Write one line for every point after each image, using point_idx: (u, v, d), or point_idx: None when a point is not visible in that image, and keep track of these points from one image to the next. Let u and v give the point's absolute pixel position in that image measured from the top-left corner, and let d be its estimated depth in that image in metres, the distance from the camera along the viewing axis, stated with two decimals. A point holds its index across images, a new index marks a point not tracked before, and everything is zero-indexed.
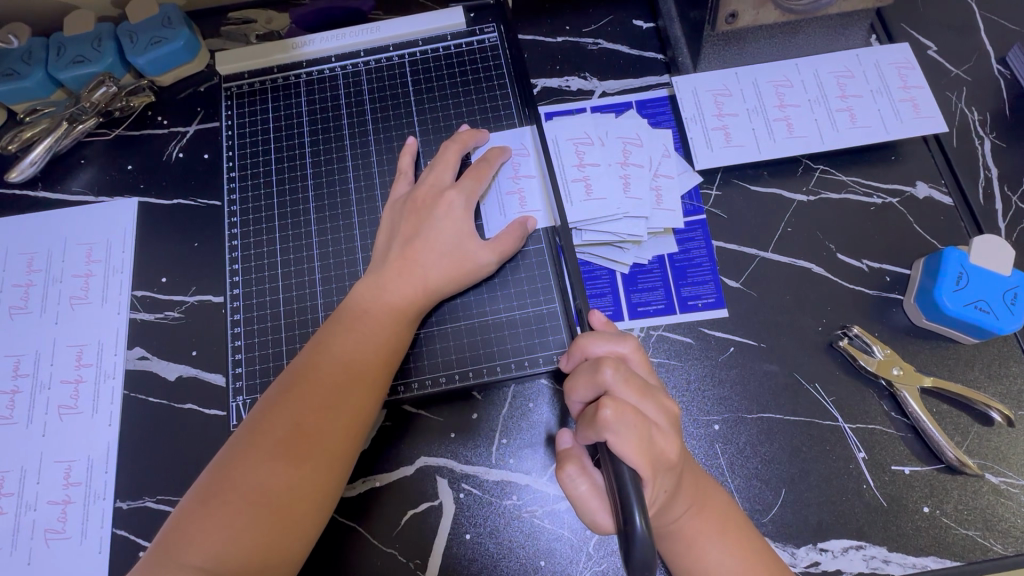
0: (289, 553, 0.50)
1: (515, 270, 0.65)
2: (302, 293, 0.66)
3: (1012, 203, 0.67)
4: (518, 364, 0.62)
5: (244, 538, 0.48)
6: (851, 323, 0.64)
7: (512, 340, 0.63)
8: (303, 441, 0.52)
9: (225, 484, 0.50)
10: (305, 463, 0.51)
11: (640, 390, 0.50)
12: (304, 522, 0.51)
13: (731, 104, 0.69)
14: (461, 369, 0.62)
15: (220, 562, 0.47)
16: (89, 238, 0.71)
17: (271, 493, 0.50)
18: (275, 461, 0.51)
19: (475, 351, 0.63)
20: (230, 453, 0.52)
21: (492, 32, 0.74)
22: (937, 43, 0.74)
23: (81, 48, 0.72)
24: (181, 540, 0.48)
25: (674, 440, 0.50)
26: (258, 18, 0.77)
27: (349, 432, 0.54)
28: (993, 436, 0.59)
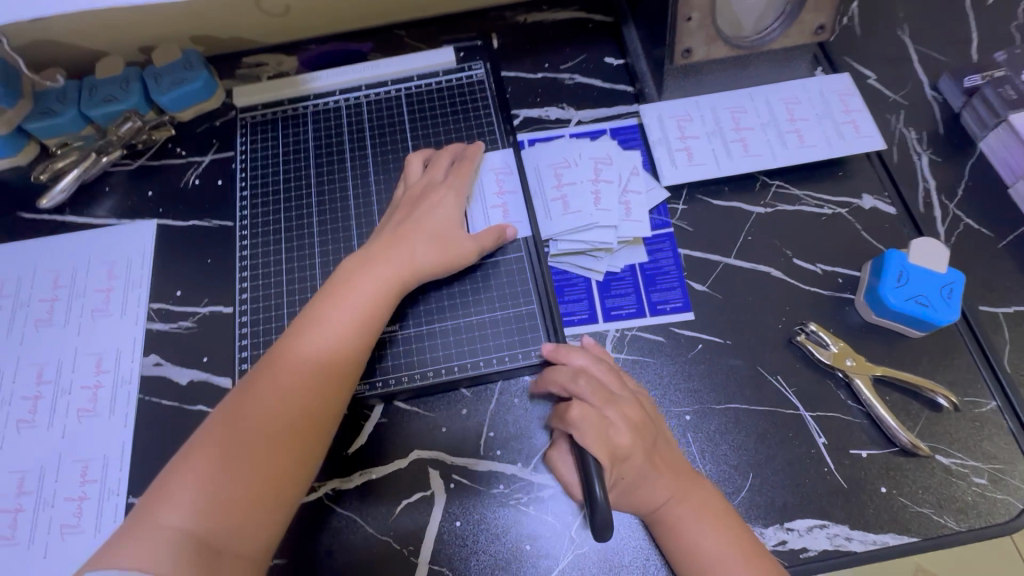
0: (274, 510, 0.52)
1: (498, 274, 0.71)
2: (304, 297, 0.72)
3: (950, 210, 0.74)
4: (500, 360, 0.68)
5: (230, 494, 0.50)
6: (808, 320, 0.69)
7: (495, 338, 0.69)
8: (289, 408, 0.54)
9: (213, 442, 0.52)
10: (290, 428, 0.54)
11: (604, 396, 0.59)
12: (290, 480, 0.53)
13: (693, 128, 0.77)
14: (445, 364, 0.68)
15: (205, 518, 0.48)
16: (111, 257, 0.77)
17: (256, 456, 0.52)
18: (266, 419, 0.53)
19: (460, 348, 0.68)
20: (220, 414, 0.54)
21: (479, 69, 0.83)
22: (875, 73, 0.83)
23: (111, 89, 0.81)
24: (160, 500, 0.49)
25: (630, 436, 0.57)
26: (269, 61, 0.89)
27: (335, 397, 0.57)
28: (943, 421, 0.64)
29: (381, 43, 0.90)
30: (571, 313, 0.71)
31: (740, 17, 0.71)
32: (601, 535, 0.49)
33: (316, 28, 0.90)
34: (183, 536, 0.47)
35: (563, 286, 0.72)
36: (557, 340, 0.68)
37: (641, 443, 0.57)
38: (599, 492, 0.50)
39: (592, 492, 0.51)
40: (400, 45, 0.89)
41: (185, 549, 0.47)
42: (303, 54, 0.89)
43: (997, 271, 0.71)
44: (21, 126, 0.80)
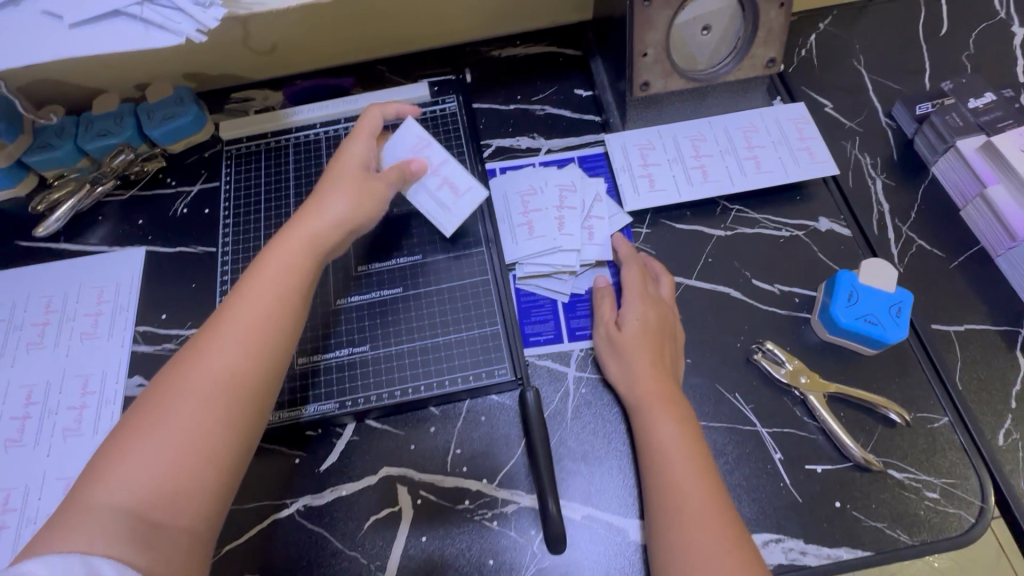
0: (219, 470, 0.50)
1: (463, 296, 0.75)
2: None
3: (904, 232, 0.77)
4: (464, 379, 0.70)
5: (168, 463, 0.47)
6: (765, 339, 0.72)
7: (459, 358, 0.71)
8: (223, 370, 0.52)
9: (146, 414, 0.49)
10: (226, 387, 0.51)
11: (640, 330, 0.67)
12: (233, 439, 0.51)
13: (654, 155, 0.81)
14: (410, 383, 0.70)
15: (141, 492, 0.46)
16: (100, 282, 0.81)
17: (193, 423, 0.49)
18: (200, 381, 0.51)
19: (425, 367, 0.71)
20: (153, 387, 0.52)
21: (452, 101, 0.88)
22: (832, 102, 0.87)
23: (106, 124, 0.86)
24: (93, 484, 0.46)
25: (639, 310, 0.69)
26: (256, 96, 0.94)
27: (273, 348, 0.55)
28: (896, 437, 0.66)
29: (362, 78, 0.95)
30: (537, 333, 0.74)
31: (695, 53, 0.75)
32: (555, 545, 0.60)
33: (302, 64, 0.95)
34: (117, 513, 0.44)
35: (529, 308, 0.75)
36: (518, 360, 0.71)
37: (649, 320, 0.68)
38: (552, 506, 0.61)
39: (547, 506, 0.61)
40: (380, 80, 0.94)
41: (128, 525, 0.44)
42: (290, 90, 0.94)
43: (948, 290, 0.73)
44: (20, 159, 0.84)
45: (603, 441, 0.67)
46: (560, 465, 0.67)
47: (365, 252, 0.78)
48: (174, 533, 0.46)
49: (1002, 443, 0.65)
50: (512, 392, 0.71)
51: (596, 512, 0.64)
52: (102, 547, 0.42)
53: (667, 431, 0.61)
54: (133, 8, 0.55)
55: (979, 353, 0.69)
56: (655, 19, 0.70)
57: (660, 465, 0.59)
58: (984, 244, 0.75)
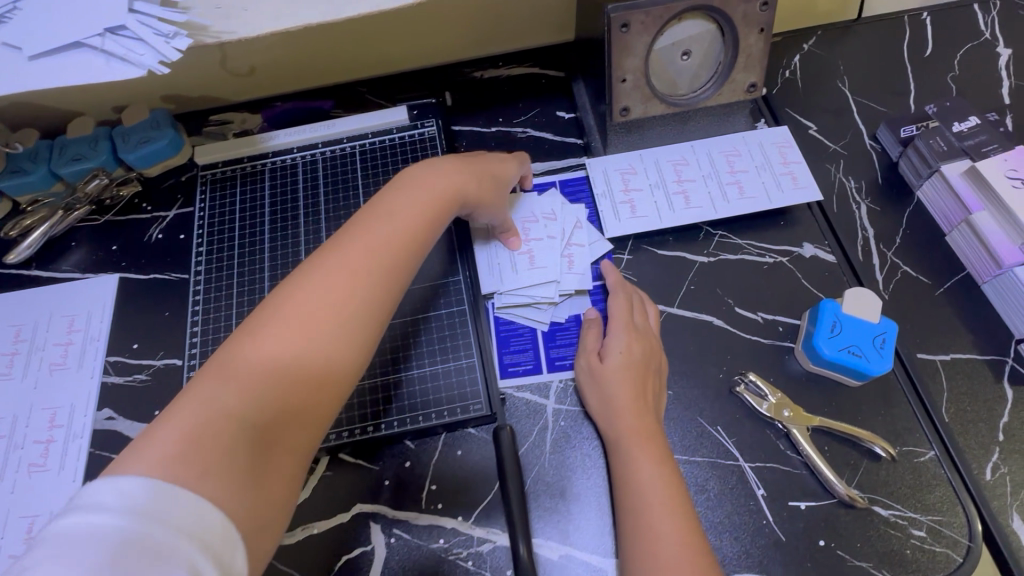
0: (321, 407, 0.51)
1: (439, 328, 0.73)
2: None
3: (889, 258, 0.76)
4: (438, 414, 0.69)
5: (279, 389, 0.48)
6: (748, 370, 0.70)
7: (434, 391, 0.70)
8: (341, 306, 0.53)
9: (259, 335, 0.50)
10: (345, 325, 0.52)
11: (626, 361, 0.66)
12: (335, 381, 0.51)
13: (636, 181, 0.80)
14: (383, 418, 0.68)
15: (253, 412, 0.46)
16: (72, 310, 0.79)
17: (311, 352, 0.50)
18: (315, 315, 0.51)
19: (399, 401, 0.70)
20: (264, 310, 0.52)
21: (431, 125, 0.87)
22: (816, 124, 0.86)
23: (80, 148, 0.85)
24: (206, 391, 0.46)
25: (625, 342, 0.67)
26: (234, 119, 0.91)
27: (382, 302, 0.55)
28: (881, 471, 0.64)
29: (342, 100, 0.93)
30: (515, 363, 0.72)
31: (675, 77, 0.74)
32: None
33: (281, 86, 0.94)
34: (230, 427, 0.45)
35: (509, 337, 0.74)
36: (493, 393, 0.70)
37: (636, 354, 0.66)
38: (522, 549, 0.61)
39: (518, 550, 0.61)
40: (360, 102, 0.93)
41: (239, 443, 0.45)
42: (269, 112, 0.93)
43: (934, 319, 0.72)
44: None
45: (581, 477, 0.66)
46: (537, 501, 0.65)
47: None
48: (273, 467, 0.47)
49: (990, 478, 0.64)
50: (488, 426, 0.69)
51: (573, 551, 0.62)
52: (213, 467, 0.42)
53: (647, 467, 0.59)
54: (94, 40, 0.54)
55: (965, 384, 0.68)
56: (634, 44, 0.69)
57: (636, 503, 0.58)
58: (970, 271, 0.74)
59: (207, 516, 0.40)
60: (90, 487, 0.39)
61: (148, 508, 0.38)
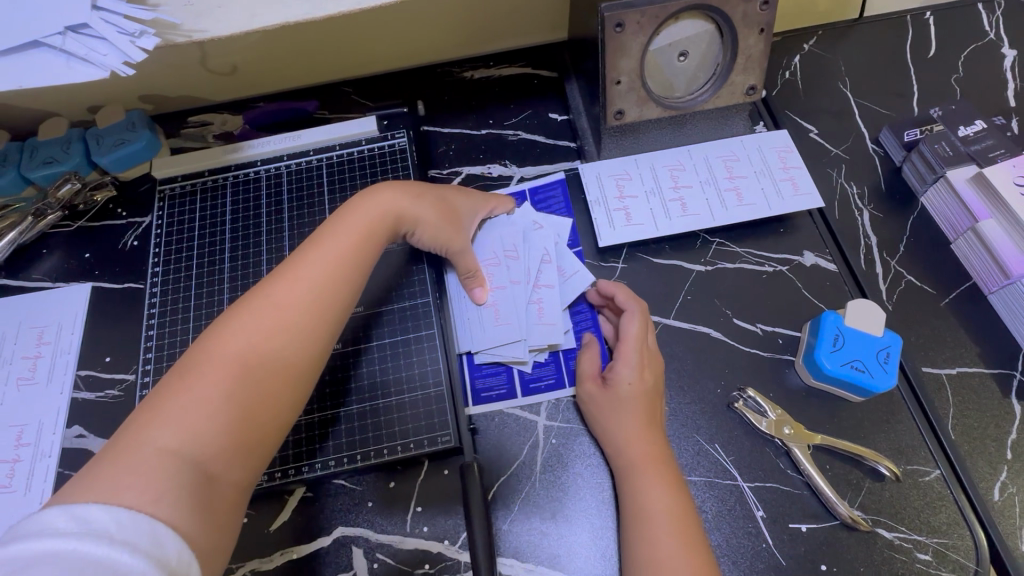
0: (263, 437, 0.50)
1: (407, 354, 0.69)
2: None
3: (892, 267, 0.73)
4: (403, 447, 0.64)
5: (220, 422, 0.47)
6: (747, 385, 0.68)
7: (400, 422, 0.66)
8: (280, 332, 0.53)
9: (198, 370, 0.49)
10: (284, 350, 0.52)
11: (637, 387, 0.63)
12: (279, 411, 0.51)
13: (631, 187, 0.77)
14: (350, 451, 0.65)
15: (195, 445, 0.46)
16: (41, 322, 0.76)
17: (252, 381, 0.50)
18: (256, 347, 0.51)
19: (363, 433, 0.65)
20: (202, 347, 0.51)
21: (402, 137, 0.82)
22: (817, 128, 0.83)
23: (52, 151, 0.81)
24: (146, 427, 0.46)
25: (635, 372, 0.63)
26: (214, 121, 0.88)
27: (326, 329, 0.55)
28: (885, 491, 0.62)
29: (328, 100, 0.90)
30: (488, 389, 0.69)
31: (672, 79, 0.71)
32: None
33: (264, 86, 0.90)
34: (170, 462, 0.44)
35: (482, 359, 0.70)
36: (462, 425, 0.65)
37: (645, 384, 0.63)
38: None
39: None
40: (345, 103, 0.90)
41: (184, 475, 0.44)
42: (250, 113, 0.88)
43: (939, 331, 0.69)
44: None
45: (574, 503, 0.63)
46: (529, 526, 0.62)
47: None
48: (221, 494, 0.46)
49: (998, 498, 0.61)
50: (458, 459, 0.65)
51: None
52: (157, 498, 0.42)
53: (654, 496, 0.57)
54: (54, 39, 0.51)
55: (971, 400, 0.66)
56: (629, 45, 0.66)
57: (646, 533, 0.56)
58: (976, 281, 0.71)
59: (159, 540, 0.40)
60: (37, 521, 0.38)
61: (110, 532, 0.38)
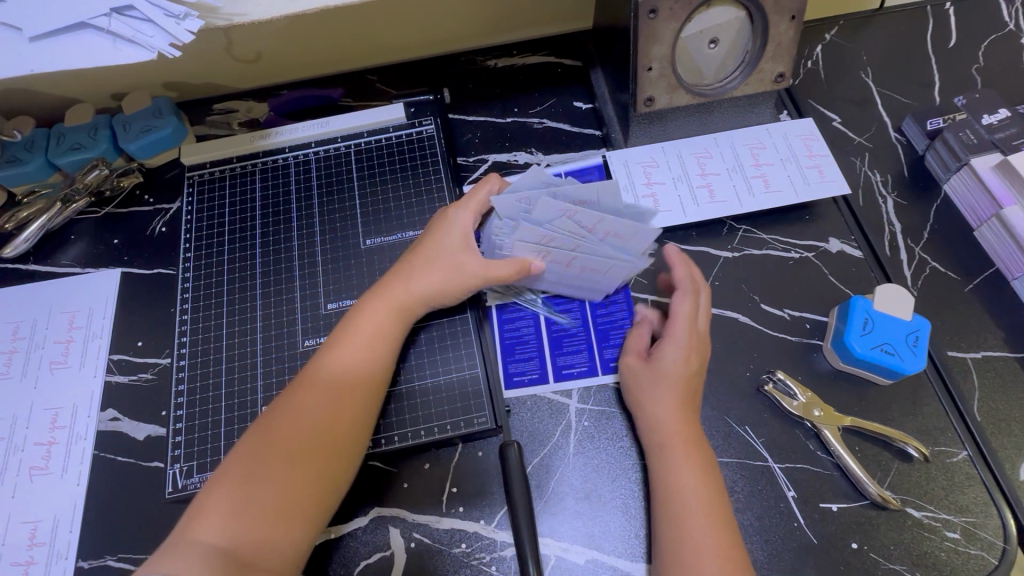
0: (295, 524, 0.55)
1: (442, 340, 0.70)
2: (244, 352, 0.70)
3: (916, 253, 0.74)
4: (441, 429, 0.65)
5: (252, 518, 0.54)
6: (776, 368, 0.69)
7: (436, 406, 0.66)
8: (293, 440, 0.58)
9: (241, 466, 0.56)
10: (302, 451, 0.57)
11: (684, 367, 0.63)
12: (308, 500, 0.56)
13: (659, 174, 0.77)
14: (387, 432, 0.65)
15: (231, 540, 0.52)
16: (72, 306, 0.76)
17: (269, 489, 0.55)
18: (283, 443, 0.57)
19: (399, 415, 0.66)
20: (247, 442, 0.59)
21: (429, 124, 0.82)
22: (840, 116, 0.84)
23: (79, 137, 0.81)
24: (197, 520, 0.54)
25: (681, 351, 0.64)
26: (240, 108, 0.89)
27: (347, 423, 0.60)
28: (913, 471, 0.63)
29: (352, 88, 0.90)
30: (521, 373, 0.69)
31: (702, 66, 0.72)
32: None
33: (288, 73, 0.91)
34: (208, 555, 0.51)
35: (513, 345, 0.71)
36: (497, 409, 0.66)
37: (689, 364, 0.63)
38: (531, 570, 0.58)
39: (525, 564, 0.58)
40: (369, 90, 0.90)
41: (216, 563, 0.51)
42: (274, 102, 0.88)
43: (964, 316, 0.70)
44: None
45: (606, 482, 0.64)
46: (562, 507, 0.63)
47: (334, 286, 0.73)
48: None
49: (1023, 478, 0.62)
50: (494, 440, 0.66)
51: (600, 555, 0.61)
52: None
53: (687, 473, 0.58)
54: (101, 20, 0.51)
55: (996, 383, 0.67)
56: (662, 31, 0.66)
57: (675, 509, 0.56)
58: (999, 267, 0.72)
59: None
60: None
61: None
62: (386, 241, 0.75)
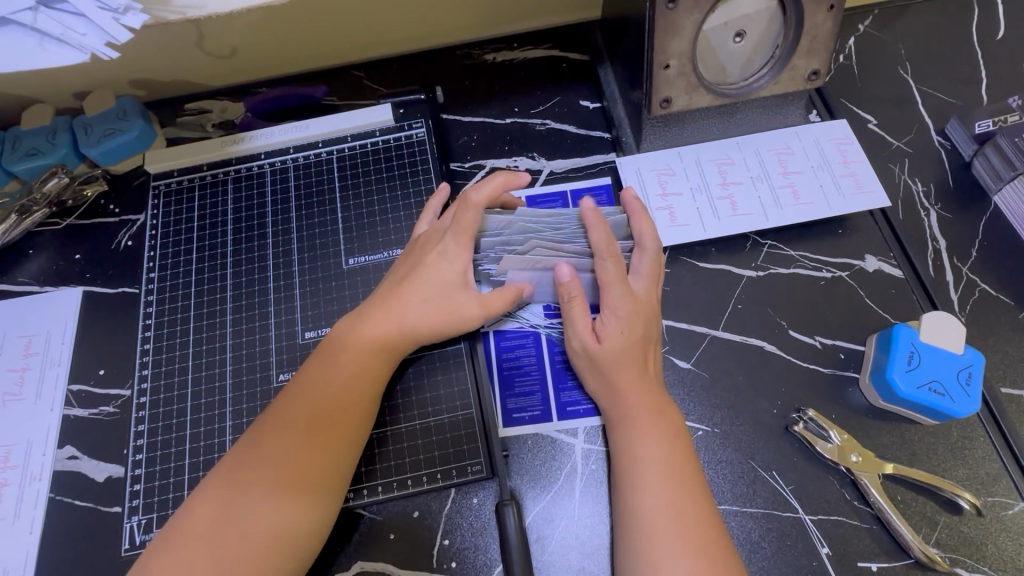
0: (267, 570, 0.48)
1: (432, 374, 0.63)
2: (211, 385, 0.63)
3: (964, 274, 0.66)
4: (429, 478, 0.59)
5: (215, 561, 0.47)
6: (806, 405, 0.61)
7: (424, 450, 0.60)
8: (256, 502, 0.49)
9: (210, 497, 0.50)
10: (271, 513, 0.49)
11: (633, 337, 0.57)
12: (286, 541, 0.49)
13: (675, 183, 0.69)
14: (369, 480, 0.58)
15: None
16: (28, 330, 0.69)
17: (242, 527, 0.48)
18: (257, 475, 0.50)
19: (384, 461, 0.59)
20: (220, 471, 0.51)
21: (420, 127, 0.74)
22: (876, 117, 0.75)
23: (36, 141, 0.74)
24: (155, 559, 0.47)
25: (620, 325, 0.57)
26: (213, 108, 0.80)
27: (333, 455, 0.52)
28: (964, 526, 0.56)
29: (337, 87, 0.82)
30: (521, 410, 0.62)
31: (726, 63, 0.64)
32: None
33: (266, 70, 0.83)
34: None
35: (513, 377, 0.64)
36: (492, 453, 0.59)
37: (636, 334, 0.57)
38: None
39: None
40: (356, 88, 0.82)
41: None
42: (249, 101, 0.79)
43: (1019, 346, 0.63)
44: None
45: (607, 505, 0.58)
46: (567, 562, 0.56)
47: (312, 311, 0.66)
48: None
49: None
50: (490, 487, 0.59)
51: None
52: None
53: (650, 447, 0.53)
54: (24, 15, 0.43)
55: None
56: (682, 24, 0.58)
57: (644, 492, 0.51)
58: None
59: None
60: None
61: None
62: (371, 260, 0.68)
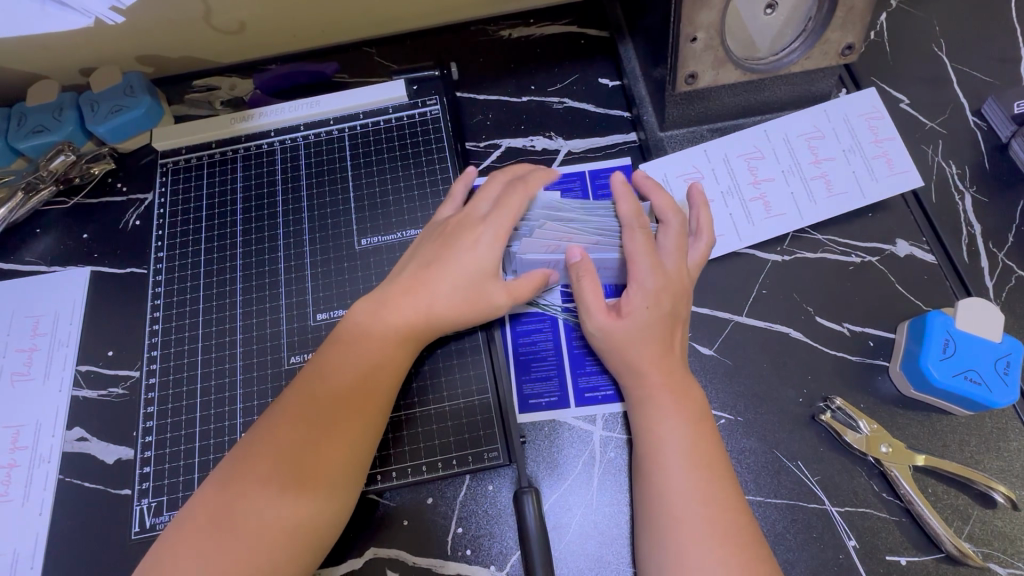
0: (282, 558, 0.46)
1: (448, 359, 0.61)
2: (220, 368, 0.62)
3: (1000, 260, 0.64)
4: (445, 464, 0.57)
5: (230, 549, 0.45)
6: (833, 393, 0.59)
7: (439, 435, 0.58)
8: (269, 490, 0.47)
9: (223, 485, 0.48)
10: (286, 502, 0.47)
11: (653, 316, 0.55)
12: (301, 530, 0.47)
13: (705, 189, 0.67)
14: (383, 466, 0.57)
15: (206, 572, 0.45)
16: (36, 310, 0.68)
17: (256, 514, 0.47)
18: (271, 464, 0.48)
19: (398, 447, 0.58)
20: (233, 458, 0.50)
21: (435, 104, 0.72)
22: (910, 97, 0.72)
23: (42, 117, 0.72)
24: (173, 545, 0.46)
25: (648, 297, 0.55)
26: (221, 85, 0.78)
27: (352, 447, 0.50)
28: (996, 520, 0.54)
29: (348, 63, 0.80)
30: (537, 396, 0.61)
31: (755, 37, 0.61)
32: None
33: (276, 46, 0.80)
34: None
35: (530, 362, 0.62)
36: (510, 440, 0.58)
37: (660, 310, 0.55)
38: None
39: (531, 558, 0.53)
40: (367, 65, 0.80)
41: None
42: (258, 77, 0.77)
43: None
44: None
45: (624, 492, 0.56)
46: (584, 551, 0.55)
47: (324, 293, 0.64)
48: None
49: None
50: (506, 474, 0.58)
51: None
52: None
53: (671, 428, 0.52)
54: None
55: None
56: None
57: (662, 473, 0.50)
58: None
59: None
60: None
61: None
62: (383, 241, 0.66)
